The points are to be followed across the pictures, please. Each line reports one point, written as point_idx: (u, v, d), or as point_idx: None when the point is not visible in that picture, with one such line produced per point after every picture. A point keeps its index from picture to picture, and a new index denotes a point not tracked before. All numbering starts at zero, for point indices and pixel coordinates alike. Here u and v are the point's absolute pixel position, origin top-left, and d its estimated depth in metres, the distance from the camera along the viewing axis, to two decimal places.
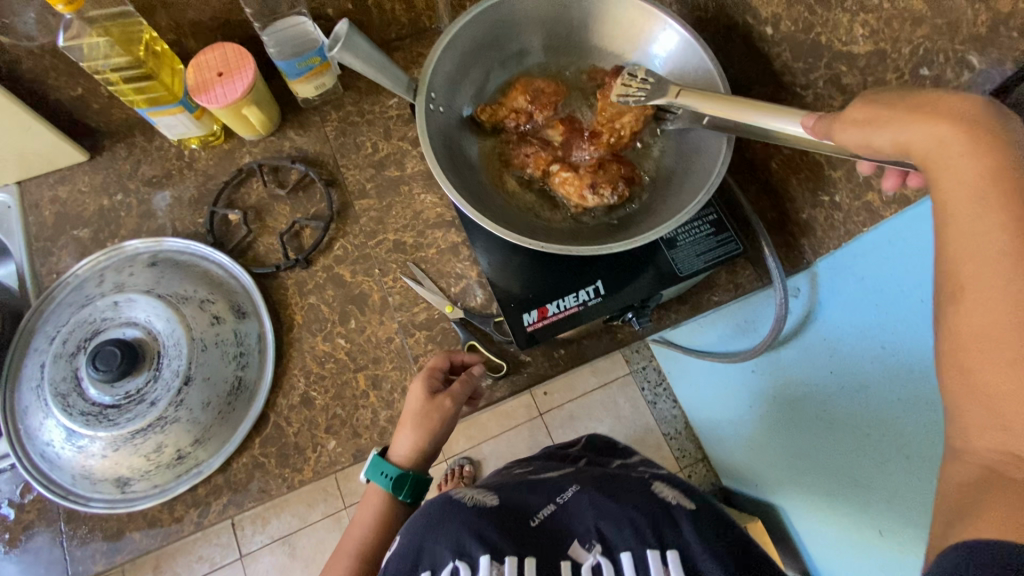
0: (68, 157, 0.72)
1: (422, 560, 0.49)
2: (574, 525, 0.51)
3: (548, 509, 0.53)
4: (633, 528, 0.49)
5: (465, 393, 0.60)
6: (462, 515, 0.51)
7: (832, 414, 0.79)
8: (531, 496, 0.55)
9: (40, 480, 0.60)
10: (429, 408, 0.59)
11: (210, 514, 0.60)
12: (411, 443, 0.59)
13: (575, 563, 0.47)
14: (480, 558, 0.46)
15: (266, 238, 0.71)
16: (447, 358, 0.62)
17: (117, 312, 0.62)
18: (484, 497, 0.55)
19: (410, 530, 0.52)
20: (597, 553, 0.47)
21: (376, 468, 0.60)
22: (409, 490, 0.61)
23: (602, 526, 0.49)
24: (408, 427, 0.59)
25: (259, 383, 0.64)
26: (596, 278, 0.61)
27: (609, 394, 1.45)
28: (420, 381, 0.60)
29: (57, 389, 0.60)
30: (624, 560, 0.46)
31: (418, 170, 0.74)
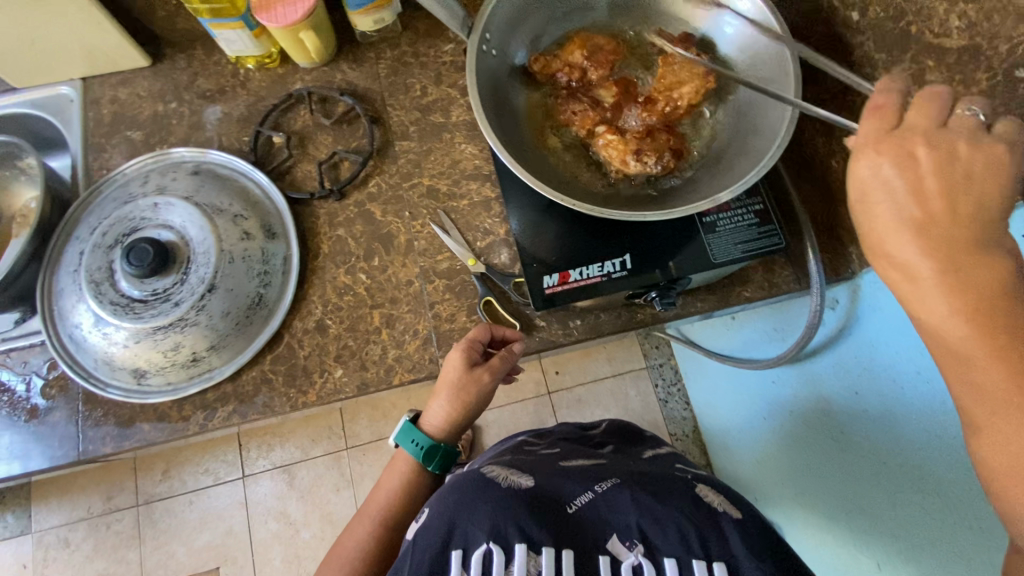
0: (131, 60, 0.74)
1: (454, 538, 0.47)
2: (614, 520, 0.51)
3: (585, 498, 0.54)
4: (679, 534, 0.50)
5: (503, 369, 0.61)
6: (497, 497, 0.51)
7: (848, 437, 0.77)
8: (567, 482, 0.56)
9: (65, 360, 0.64)
10: (465, 380, 0.61)
11: (215, 418, 0.62)
12: (446, 411, 0.63)
13: (615, 560, 0.48)
14: (517, 545, 0.46)
15: (305, 166, 0.71)
16: (488, 331, 0.62)
17: (156, 213, 0.64)
18: (518, 479, 0.56)
19: (441, 505, 0.52)
20: (639, 553, 0.48)
21: (407, 435, 0.66)
22: (438, 462, 0.66)
23: (645, 527, 0.50)
24: (444, 396, 0.62)
25: (278, 303, 0.66)
26: (625, 251, 0.59)
27: (621, 384, 1.43)
28: (458, 352, 0.60)
29: (92, 277, 0.62)
30: (668, 564, 0.47)
31: (462, 119, 0.73)
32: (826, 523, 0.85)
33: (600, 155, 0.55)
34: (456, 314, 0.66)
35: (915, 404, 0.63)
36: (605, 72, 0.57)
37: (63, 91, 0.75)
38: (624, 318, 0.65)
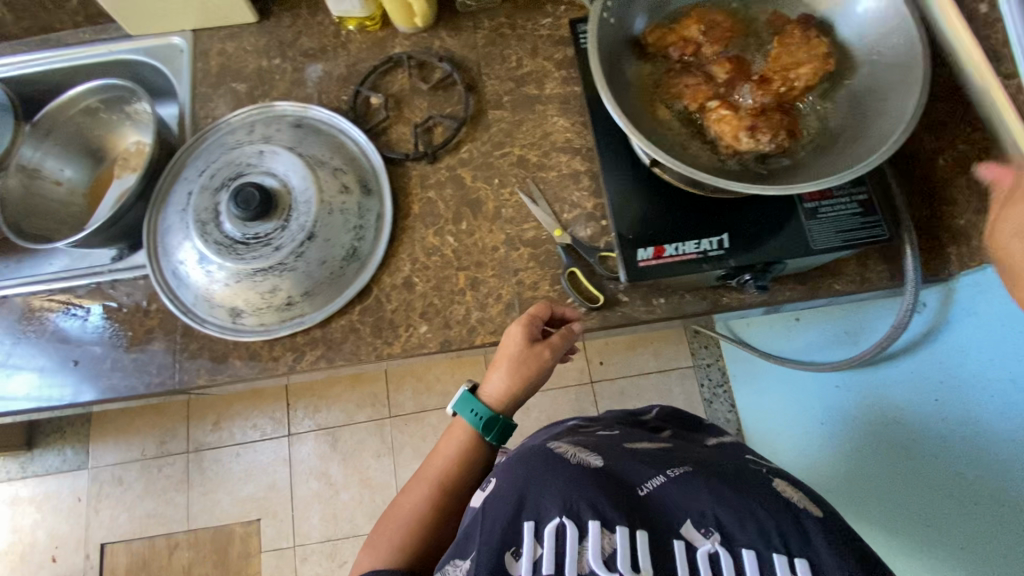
0: (240, 15, 0.77)
1: (525, 509, 0.48)
2: (687, 505, 0.49)
3: (657, 481, 0.52)
4: (758, 527, 0.46)
5: (562, 347, 0.62)
6: (568, 474, 0.51)
7: (919, 444, 0.75)
8: (637, 465, 0.55)
9: (168, 293, 0.67)
10: (526, 355, 0.61)
11: (303, 361, 0.65)
12: (504, 385, 0.63)
13: (688, 545, 0.46)
14: (589, 522, 0.46)
15: (400, 128, 0.73)
16: (548, 308, 0.63)
17: (261, 160, 0.66)
18: (588, 458, 0.55)
19: (510, 477, 0.52)
20: (715, 541, 0.46)
21: (465, 405, 0.65)
22: (496, 433, 0.65)
23: (721, 516, 0.48)
24: (502, 369, 0.63)
25: (370, 257, 0.68)
26: (723, 230, 0.59)
27: (666, 380, 1.42)
28: (520, 326, 0.61)
29: (199, 217, 0.65)
30: (746, 557, 0.45)
31: (556, 93, 0.73)
32: (879, 531, 0.84)
33: (711, 130, 0.55)
34: (539, 282, 0.67)
35: (1013, 413, 0.61)
36: (719, 48, 0.57)
37: (175, 42, 0.78)
38: (709, 300, 0.65)
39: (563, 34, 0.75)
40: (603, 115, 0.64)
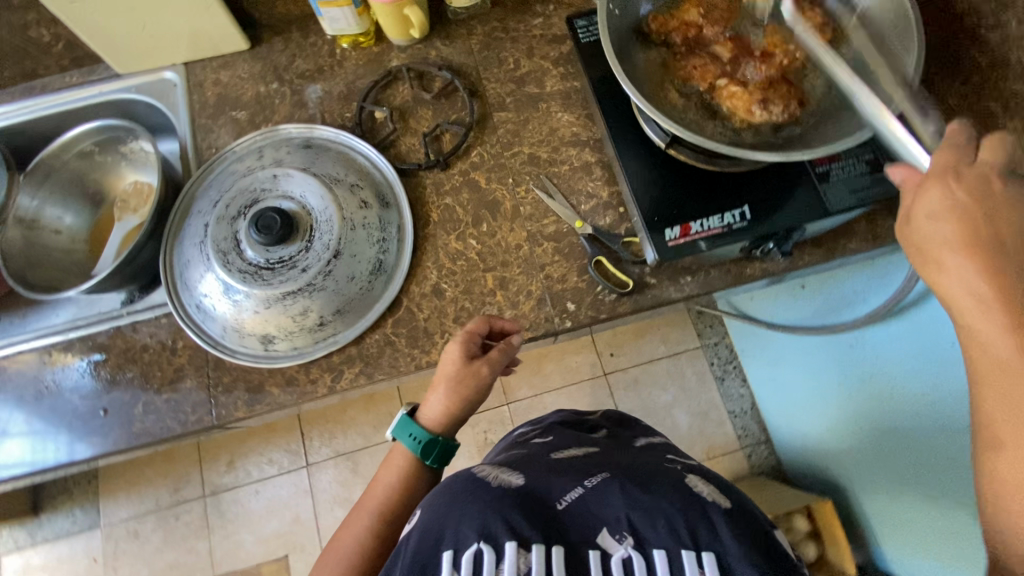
0: (232, 44, 0.76)
1: (444, 539, 0.46)
2: (602, 513, 0.50)
3: (576, 492, 0.52)
4: (668, 525, 0.48)
5: (501, 361, 0.62)
6: (488, 495, 0.50)
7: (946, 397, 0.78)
8: (557, 478, 0.54)
9: (193, 328, 0.66)
10: (464, 373, 0.61)
11: (342, 380, 0.64)
12: (444, 406, 0.63)
13: (604, 553, 0.46)
14: (506, 543, 0.44)
15: (408, 138, 0.73)
16: (486, 324, 0.63)
17: (276, 184, 0.66)
18: (508, 477, 0.54)
19: (430, 511, 0.50)
20: (628, 546, 0.47)
21: (405, 429, 0.65)
22: (437, 456, 0.65)
23: (635, 519, 0.49)
24: (441, 390, 0.63)
25: (396, 268, 0.68)
26: (743, 202, 0.61)
27: (677, 364, 1.44)
28: (457, 344, 0.61)
29: (219, 247, 0.64)
30: (657, 557, 0.46)
31: (557, 89, 0.75)
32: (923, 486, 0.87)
33: (724, 106, 0.57)
34: (567, 275, 0.68)
35: None
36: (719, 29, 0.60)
37: (167, 76, 0.78)
38: (734, 273, 0.66)
39: (555, 32, 0.77)
40: (612, 104, 0.66)
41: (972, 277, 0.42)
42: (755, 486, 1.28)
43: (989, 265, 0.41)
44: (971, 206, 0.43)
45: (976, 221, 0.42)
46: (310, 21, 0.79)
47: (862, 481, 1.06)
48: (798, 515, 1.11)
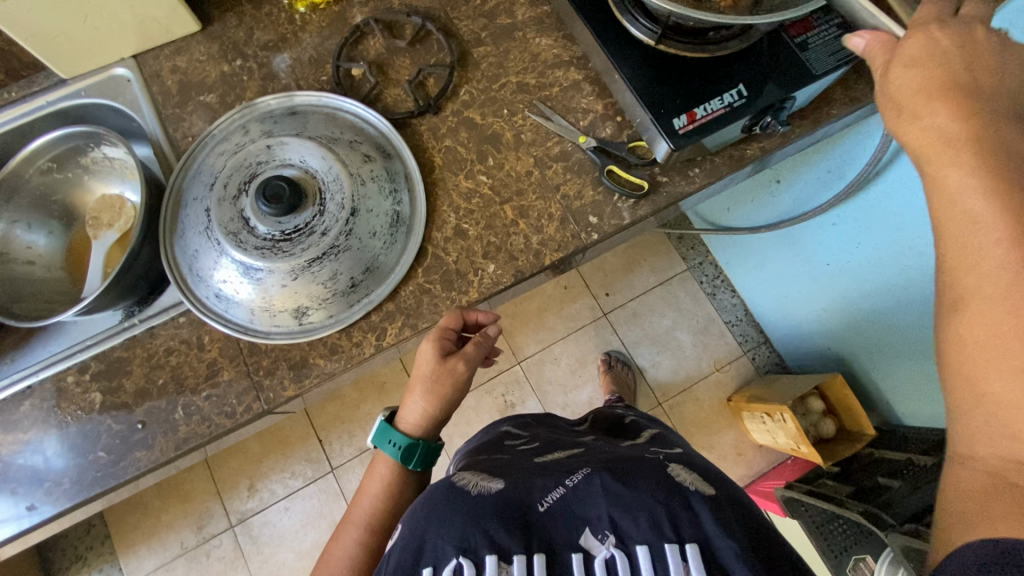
0: (183, 26, 0.72)
1: (424, 555, 0.47)
2: (584, 512, 0.49)
3: (557, 493, 0.51)
4: (650, 520, 0.48)
5: (477, 356, 0.63)
6: (466, 509, 0.50)
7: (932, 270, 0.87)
8: (539, 480, 0.54)
9: (218, 319, 0.62)
10: (441, 372, 0.61)
11: (387, 336, 0.63)
12: (422, 409, 0.63)
13: (587, 555, 0.46)
14: (487, 557, 0.45)
15: (393, 90, 0.72)
16: (460, 317, 0.63)
17: (273, 154, 0.63)
18: (489, 483, 0.54)
19: (411, 522, 0.51)
20: (611, 545, 0.46)
21: (384, 436, 0.64)
22: (419, 458, 0.64)
23: (616, 517, 0.48)
24: (418, 393, 0.62)
25: (413, 218, 0.67)
26: (737, 82, 0.63)
27: (669, 290, 1.49)
28: (431, 344, 0.61)
29: (227, 229, 0.61)
30: (640, 553, 0.45)
31: (529, 16, 0.75)
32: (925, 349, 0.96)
33: None
34: (582, 190, 0.69)
35: None
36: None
37: (119, 72, 0.73)
38: (736, 157, 0.69)
39: None
40: (594, 12, 0.66)
41: (943, 123, 0.40)
42: (765, 384, 1.35)
43: (964, 110, 0.40)
44: (947, 50, 0.43)
45: (949, 68, 0.42)
46: None
47: (864, 351, 1.14)
48: (810, 397, 1.21)
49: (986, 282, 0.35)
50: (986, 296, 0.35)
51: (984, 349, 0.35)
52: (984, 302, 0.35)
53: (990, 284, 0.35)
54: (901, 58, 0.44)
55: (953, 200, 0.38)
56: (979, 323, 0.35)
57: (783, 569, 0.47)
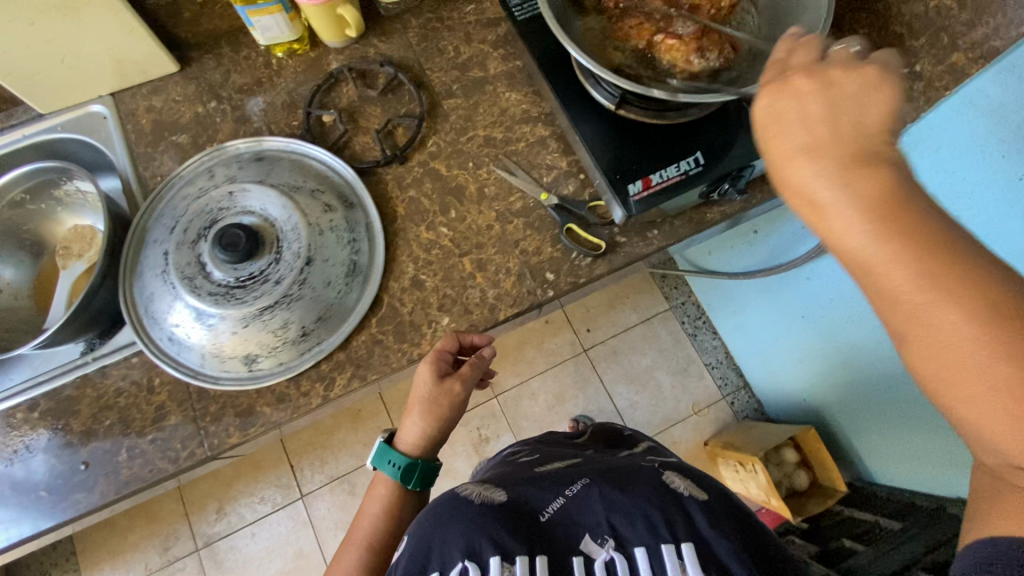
0: (160, 66, 0.73)
1: (431, 561, 0.50)
2: (584, 520, 0.54)
3: (558, 502, 0.56)
4: (646, 522, 0.52)
5: (472, 377, 0.63)
6: (469, 516, 0.53)
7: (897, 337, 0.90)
8: (539, 490, 0.58)
9: (169, 361, 0.63)
10: (438, 393, 0.62)
11: (335, 387, 0.63)
12: (420, 429, 0.65)
13: (587, 558, 0.50)
14: (491, 560, 0.48)
15: (361, 138, 0.73)
16: (455, 340, 0.63)
17: (234, 201, 0.64)
18: (491, 494, 0.57)
19: (418, 531, 0.53)
20: (610, 548, 0.51)
21: (383, 457, 0.66)
22: (418, 479, 0.66)
23: (616, 522, 0.53)
24: (416, 414, 0.64)
25: (371, 267, 0.67)
26: (696, 149, 0.64)
27: (651, 328, 1.49)
28: (427, 366, 0.62)
29: (183, 273, 0.62)
30: (639, 554, 0.49)
31: (501, 70, 0.76)
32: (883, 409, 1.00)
33: (664, 60, 0.60)
34: (541, 247, 0.69)
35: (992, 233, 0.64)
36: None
37: (95, 109, 0.75)
38: (696, 220, 0.69)
39: (490, 16, 0.78)
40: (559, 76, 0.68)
41: (812, 181, 0.37)
42: (742, 429, 1.34)
43: (824, 168, 0.37)
44: (805, 104, 0.39)
45: (817, 126, 0.38)
46: (239, 34, 0.77)
47: (838, 406, 1.13)
48: (785, 448, 1.19)
49: (921, 321, 0.34)
50: (929, 335, 0.34)
51: (948, 377, 0.33)
52: (923, 339, 0.34)
53: (923, 322, 0.34)
54: (766, 108, 0.40)
55: (852, 253, 0.36)
56: (929, 357, 0.34)
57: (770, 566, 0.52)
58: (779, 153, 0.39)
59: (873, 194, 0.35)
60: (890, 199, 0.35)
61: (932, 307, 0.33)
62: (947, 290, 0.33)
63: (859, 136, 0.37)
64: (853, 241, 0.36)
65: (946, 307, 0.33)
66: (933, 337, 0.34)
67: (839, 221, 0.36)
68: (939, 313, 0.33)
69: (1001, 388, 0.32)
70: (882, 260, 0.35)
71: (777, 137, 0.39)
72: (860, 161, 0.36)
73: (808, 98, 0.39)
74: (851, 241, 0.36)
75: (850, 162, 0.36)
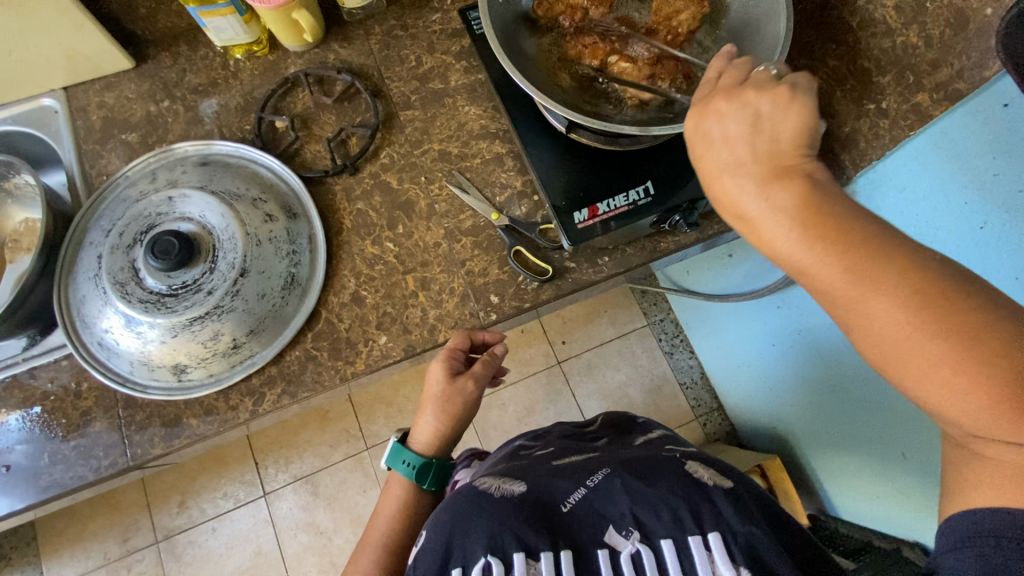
0: (114, 63, 0.72)
1: (453, 555, 0.50)
2: (607, 511, 0.54)
3: (579, 493, 0.56)
4: (671, 514, 0.52)
5: (484, 373, 0.66)
6: (490, 509, 0.54)
7: (863, 374, 0.88)
8: (560, 481, 0.59)
9: (98, 367, 0.62)
10: (451, 392, 0.66)
11: (264, 403, 0.62)
12: (433, 427, 0.67)
13: (613, 551, 0.50)
14: (514, 555, 0.48)
15: (313, 146, 0.71)
16: (467, 337, 0.65)
17: (173, 206, 0.63)
18: (511, 487, 0.58)
19: (438, 526, 0.54)
20: (636, 540, 0.51)
21: (396, 457, 0.68)
22: (433, 478, 0.68)
23: (640, 514, 0.53)
24: (430, 412, 0.67)
25: (311, 280, 0.66)
26: (646, 179, 0.63)
27: (627, 344, 1.47)
28: (441, 365, 0.65)
29: (115, 278, 0.61)
30: (665, 546, 0.50)
31: (461, 83, 0.74)
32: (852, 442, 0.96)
33: (615, 84, 0.58)
34: (488, 268, 0.67)
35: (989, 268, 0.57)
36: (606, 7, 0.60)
37: (47, 103, 0.74)
38: (649, 249, 0.67)
39: (455, 26, 0.76)
40: (513, 95, 0.66)
41: (752, 198, 0.42)
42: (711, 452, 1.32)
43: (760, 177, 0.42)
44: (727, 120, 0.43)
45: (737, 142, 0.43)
46: (198, 32, 0.75)
47: (806, 437, 1.11)
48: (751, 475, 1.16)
49: (863, 312, 0.39)
50: (872, 324, 0.39)
51: (899, 360, 0.39)
52: (865, 327, 0.40)
53: (863, 313, 0.39)
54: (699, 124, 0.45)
55: (788, 259, 0.41)
56: (883, 347, 0.40)
57: (796, 544, 0.53)
58: (711, 176, 0.44)
59: (795, 204, 0.40)
60: (807, 208, 0.40)
61: (869, 296, 0.39)
62: (875, 284, 0.39)
63: (774, 152, 0.42)
64: (787, 250, 0.41)
65: (879, 297, 0.39)
66: (871, 322, 0.39)
67: (769, 230, 0.41)
68: (874, 303, 0.39)
69: (937, 359, 0.38)
70: (813, 262, 0.40)
71: (707, 161, 0.44)
72: (777, 176, 0.41)
73: (728, 122, 0.43)
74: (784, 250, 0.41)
75: (767, 178, 0.41)
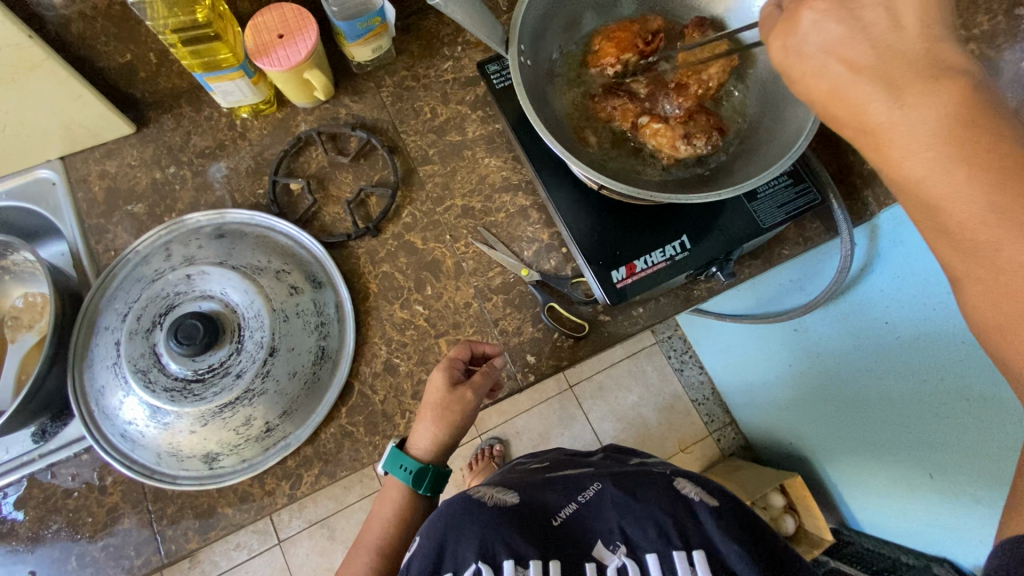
0: (114, 129, 0.69)
1: (445, 563, 0.47)
2: (598, 526, 0.50)
3: (570, 508, 0.53)
4: (658, 529, 0.48)
5: (485, 385, 0.59)
6: (483, 516, 0.50)
7: (881, 397, 0.88)
8: (552, 495, 0.55)
9: (121, 460, 0.59)
10: (450, 400, 0.57)
11: (302, 485, 0.61)
12: (432, 436, 0.59)
13: (600, 565, 0.47)
14: (505, 561, 0.45)
15: (331, 208, 0.69)
16: (468, 349, 0.61)
17: (191, 285, 0.58)
18: (504, 496, 0.55)
19: (428, 529, 0.50)
20: (622, 554, 0.47)
21: (394, 461, 0.59)
22: (430, 483, 0.61)
23: (627, 528, 0.49)
24: (428, 417, 0.58)
25: (341, 350, 0.64)
26: (681, 232, 0.62)
27: (637, 363, 1.47)
28: (441, 371, 0.59)
29: (136, 366, 0.56)
30: (650, 561, 0.46)
31: (479, 134, 0.72)
32: (862, 446, 0.98)
33: (649, 144, 0.57)
34: (522, 326, 0.66)
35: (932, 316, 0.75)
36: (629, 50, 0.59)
37: (43, 174, 0.71)
38: (683, 297, 0.67)
39: (468, 74, 0.74)
40: (537, 150, 0.65)
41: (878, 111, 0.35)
42: (729, 469, 1.33)
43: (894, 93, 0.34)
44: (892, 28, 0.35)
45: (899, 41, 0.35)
46: (200, 93, 0.72)
47: (825, 454, 1.12)
48: (772, 493, 1.17)
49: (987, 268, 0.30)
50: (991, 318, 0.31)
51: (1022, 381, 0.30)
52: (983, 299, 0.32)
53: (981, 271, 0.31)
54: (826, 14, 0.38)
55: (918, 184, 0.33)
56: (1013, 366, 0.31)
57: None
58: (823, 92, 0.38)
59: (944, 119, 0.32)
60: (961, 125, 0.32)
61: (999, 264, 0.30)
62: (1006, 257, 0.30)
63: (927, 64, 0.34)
64: (975, 219, 0.30)
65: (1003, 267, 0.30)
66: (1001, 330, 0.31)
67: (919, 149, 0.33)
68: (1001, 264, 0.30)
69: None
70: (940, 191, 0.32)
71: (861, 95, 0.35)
72: (1000, 136, 0.31)
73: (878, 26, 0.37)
74: (960, 211, 0.31)
75: (964, 142, 0.31)
